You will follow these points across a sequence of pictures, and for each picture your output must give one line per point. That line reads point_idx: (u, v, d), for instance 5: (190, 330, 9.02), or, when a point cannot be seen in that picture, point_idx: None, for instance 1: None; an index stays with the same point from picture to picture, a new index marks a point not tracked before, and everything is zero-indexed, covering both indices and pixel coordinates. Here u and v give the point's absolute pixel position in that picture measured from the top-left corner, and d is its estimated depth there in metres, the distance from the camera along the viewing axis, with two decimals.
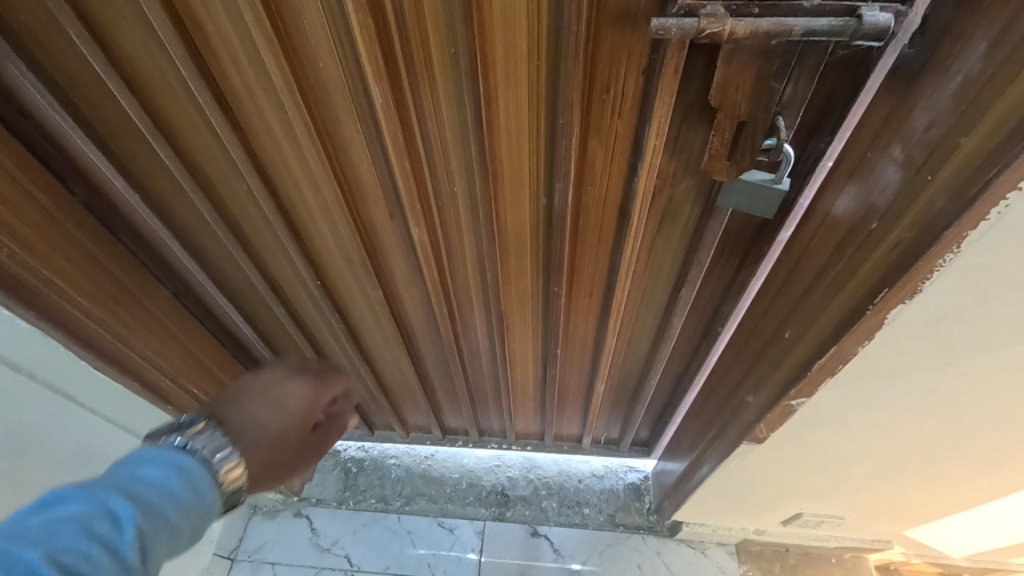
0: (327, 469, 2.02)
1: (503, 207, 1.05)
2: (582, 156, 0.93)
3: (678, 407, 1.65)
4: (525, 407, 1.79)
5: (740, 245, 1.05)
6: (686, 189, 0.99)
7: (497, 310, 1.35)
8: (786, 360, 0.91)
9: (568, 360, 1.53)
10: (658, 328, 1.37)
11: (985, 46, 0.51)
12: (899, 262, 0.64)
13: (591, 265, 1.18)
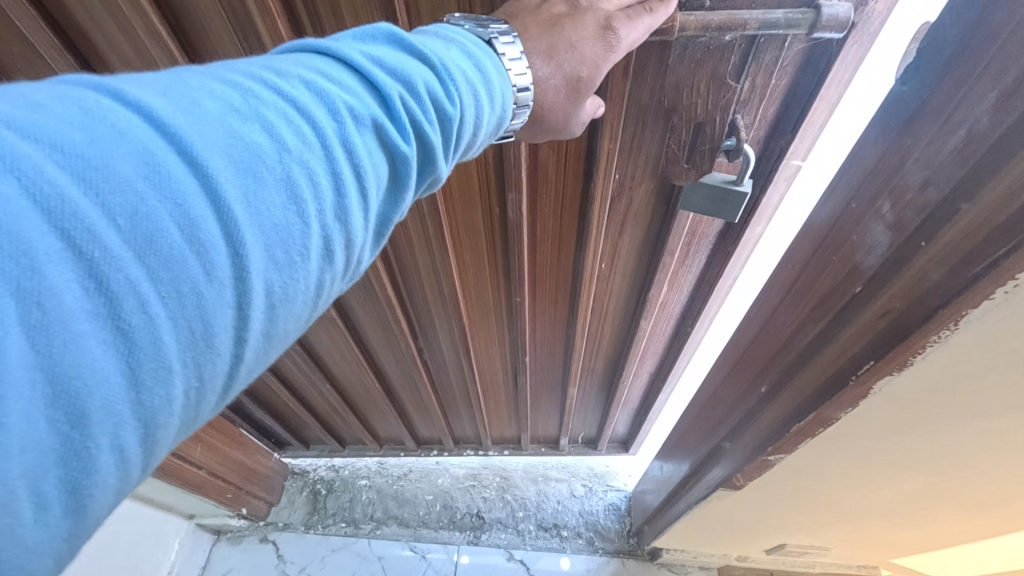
0: (295, 492, 1.95)
1: (455, 221, 1.01)
2: (531, 159, 0.86)
3: (654, 405, 1.65)
4: (500, 414, 1.73)
5: (702, 246, 1.00)
6: (645, 192, 0.91)
7: (459, 321, 1.29)
8: (764, 414, 0.82)
9: (538, 365, 1.49)
10: (628, 333, 1.32)
11: (994, 98, 0.40)
12: (888, 333, 0.54)
13: (551, 270, 1.13)
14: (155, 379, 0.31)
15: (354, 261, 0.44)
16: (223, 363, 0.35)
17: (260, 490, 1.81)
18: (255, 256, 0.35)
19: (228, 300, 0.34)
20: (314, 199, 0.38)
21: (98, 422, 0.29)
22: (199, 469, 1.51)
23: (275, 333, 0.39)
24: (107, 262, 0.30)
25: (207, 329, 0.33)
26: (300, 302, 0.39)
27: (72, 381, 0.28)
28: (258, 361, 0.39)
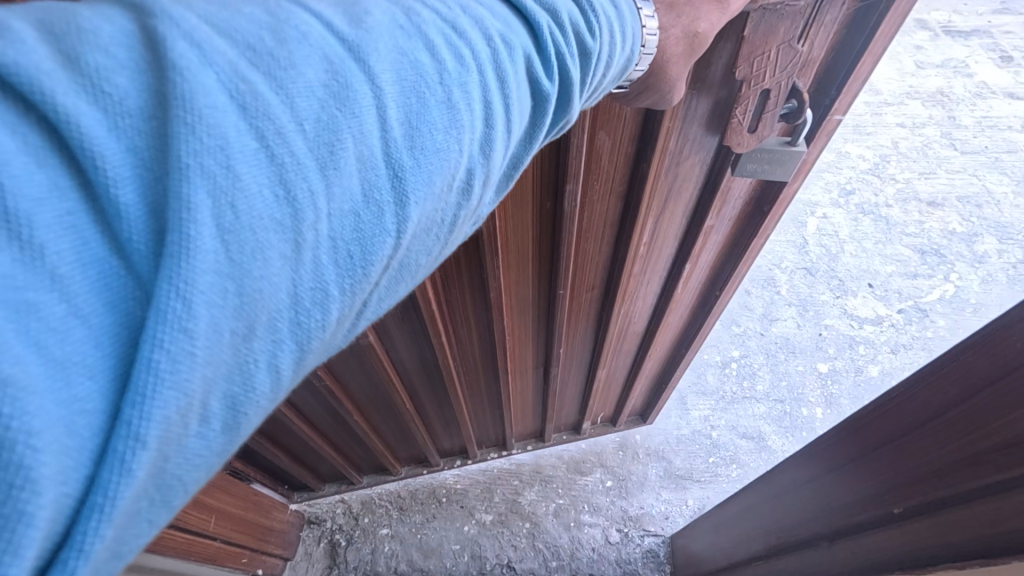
0: (312, 543, 1.83)
1: (506, 231, 1.00)
2: (588, 151, 0.89)
3: (674, 371, 1.79)
4: (523, 409, 1.76)
5: (738, 199, 1.14)
6: (693, 157, 0.98)
7: (499, 326, 1.24)
8: (885, 537, 0.70)
9: (566, 357, 1.52)
10: (658, 298, 1.42)
11: None
12: None
13: (593, 252, 1.15)
14: (315, 300, 0.30)
15: (480, 205, 0.43)
16: (368, 292, 0.34)
17: (277, 547, 1.68)
18: (411, 178, 0.33)
19: (385, 228, 0.33)
20: (467, 130, 0.36)
21: (263, 335, 0.28)
22: (214, 540, 1.35)
23: (405, 264, 0.38)
24: (291, 167, 0.29)
25: (365, 255, 0.32)
26: (431, 232, 0.38)
27: (254, 289, 0.27)
28: (385, 291, 0.38)
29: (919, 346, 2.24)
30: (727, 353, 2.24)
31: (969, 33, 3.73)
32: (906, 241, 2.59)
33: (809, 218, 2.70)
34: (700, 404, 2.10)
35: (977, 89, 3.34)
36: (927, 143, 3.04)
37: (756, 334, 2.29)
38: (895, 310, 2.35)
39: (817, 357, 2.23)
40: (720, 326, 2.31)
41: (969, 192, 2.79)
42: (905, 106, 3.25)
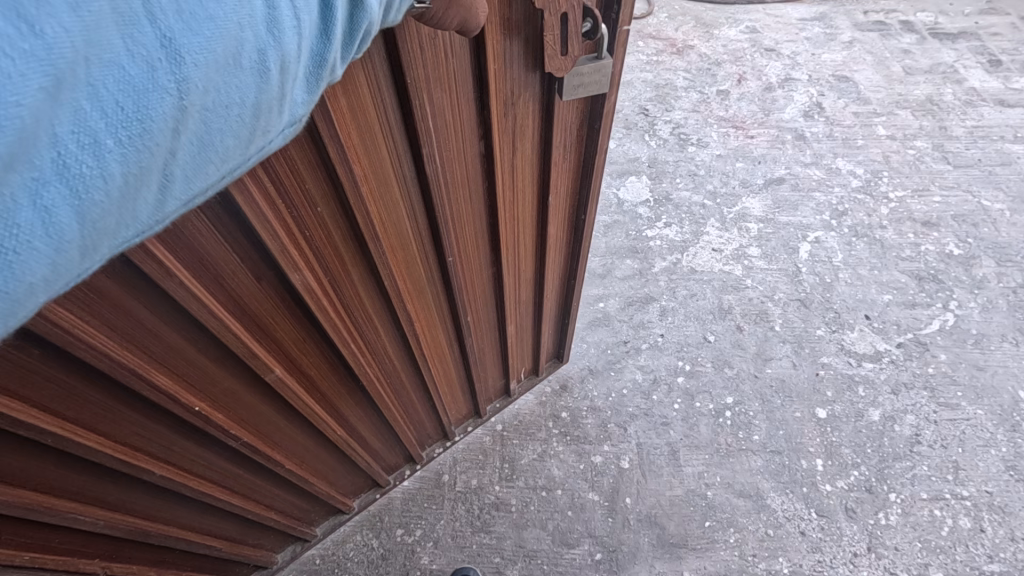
0: None
1: (379, 212, 1.15)
2: (432, 109, 1.06)
3: (574, 307, 1.98)
4: (451, 392, 1.85)
5: (575, 122, 1.38)
6: (525, 94, 1.21)
7: (401, 300, 1.36)
8: None
9: (475, 322, 1.66)
10: (539, 237, 1.61)
11: None
12: None
13: (466, 206, 1.33)
14: (82, 144, 0.37)
15: (285, 94, 0.53)
16: (161, 152, 0.43)
17: None
18: (189, 45, 0.42)
19: (164, 84, 0.41)
20: (241, 12, 0.46)
21: (25, 170, 0.34)
22: None
23: (207, 141, 0.48)
24: (43, 20, 0.34)
25: (139, 108, 0.40)
26: (231, 112, 0.48)
27: (21, 117, 0.32)
28: (191, 168, 0.48)
29: (920, 385, 2.11)
30: (720, 401, 2.09)
31: (957, 36, 3.62)
32: (902, 267, 2.46)
33: (802, 244, 2.56)
34: (692, 457, 1.96)
35: (967, 97, 3.23)
36: (919, 157, 2.92)
37: (749, 377, 2.15)
38: (894, 345, 2.22)
39: (815, 401, 2.08)
40: (712, 369, 2.17)
41: (965, 210, 2.67)
42: (894, 116, 3.13)
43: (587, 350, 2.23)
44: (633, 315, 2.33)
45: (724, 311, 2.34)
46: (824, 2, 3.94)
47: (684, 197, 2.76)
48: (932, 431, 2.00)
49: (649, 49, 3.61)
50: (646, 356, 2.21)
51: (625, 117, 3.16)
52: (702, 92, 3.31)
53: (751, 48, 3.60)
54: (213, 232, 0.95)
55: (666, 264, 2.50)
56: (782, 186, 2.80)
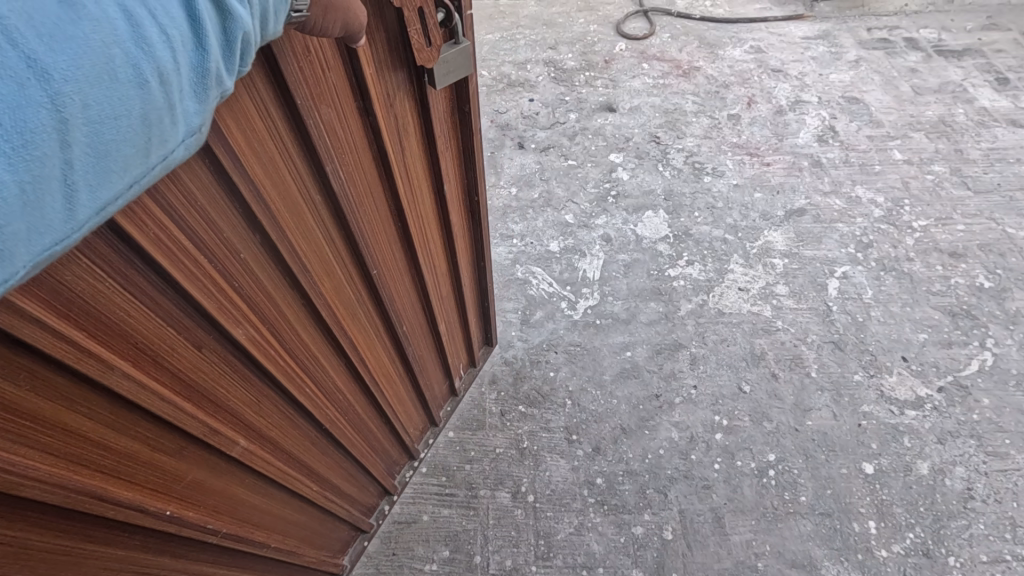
0: None
1: (305, 249, 1.05)
2: (325, 127, 0.96)
3: (487, 292, 1.99)
4: (406, 412, 1.78)
5: (445, 109, 1.34)
6: (400, 93, 1.13)
7: (342, 330, 1.26)
8: None
9: (411, 333, 1.59)
10: (446, 231, 1.56)
11: None
12: None
13: (380, 220, 1.24)
14: None
15: (175, 105, 0.48)
16: (50, 167, 0.39)
17: None
18: (48, 60, 0.38)
19: (37, 99, 0.37)
20: (102, 30, 0.41)
21: None
22: None
23: (103, 154, 0.43)
24: None
25: (17, 123, 0.36)
26: (121, 124, 0.43)
27: None
28: (94, 186, 0.43)
29: (967, 434, 2.02)
30: (762, 458, 1.98)
31: (962, 54, 3.58)
32: (934, 302, 2.39)
33: (830, 279, 2.47)
34: (739, 523, 1.85)
35: (979, 117, 3.18)
36: (938, 182, 2.85)
37: (789, 430, 2.04)
38: (935, 389, 2.13)
39: (860, 455, 1.98)
40: (750, 424, 2.06)
41: (991, 238, 2.60)
42: (908, 139, 3.07)
43: (618, 407, 2.10)
44: (662, 365, 2.21)
45: (757, 357, 2.23)
46: (826, 19, 3.88)
47: (704, 231, 2.66)
48: (984, 484, 1.91)
49: (655, 71, 3.51)
50: (680, 411, 2.09)
51: (636, 145, 3.05)
52: (712, 117, 3.22)
53: (757, 68, 3.53)
54: (143, 309, 0.80)
55: (692, 306, 2.39)
56: (803, 217, 2.71)
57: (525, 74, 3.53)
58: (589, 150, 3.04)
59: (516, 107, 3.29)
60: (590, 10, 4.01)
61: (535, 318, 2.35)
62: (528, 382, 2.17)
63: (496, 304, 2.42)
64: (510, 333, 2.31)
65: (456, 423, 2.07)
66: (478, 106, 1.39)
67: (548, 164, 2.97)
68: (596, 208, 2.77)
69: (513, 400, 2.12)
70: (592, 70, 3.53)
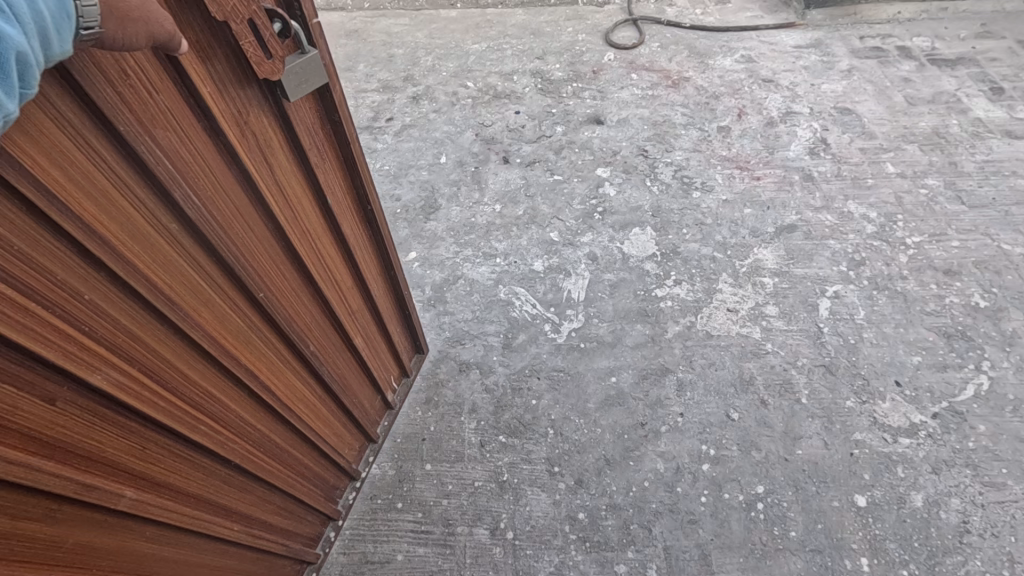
0: None
1: (166, 279, 1.04)
2: (164, 153, 0.95)
3: (406, 300, 1.99)
4: (331, 430, 1.77)
5: (314, 122, 1.33)
6: (254, 111, 1.12)
7: (228, 356, 1.25)
8: None
9: (319, 351, 1.57)
10: (342, 243, 1.56)
11: None
12: None
13: (255, 240, 1.23)
14: None
15: None
16: None
17: None
18: None
19: None
20: None
21: None
22: None
23: None
24: None
25: None
26: None
27: None
28: None
29: (962, 463, 1.95)
30: (751, 491, 1.90)
31: (955, 63, 3.52)
32: (928, 323, 2.32)
33: (821, 299, 2.40)
34: (726, 561, 1.78)
35: (974, 129, 3.12)
36: (932, 197, 2.79)
37: (779, 460, 1.97)
38: (930, 415, 2.06)
39: (853, 486, 1.91)
40: (738, 453, 1.99)
41: (986, 255, 2.54)
42: (902, 151, 3.01)
43: (602, 436, 2.03)
44: (648, 391, 2.14)
45: (746, 382, 2.16)
46: (819, 27, 3.82)
47: (692, 249, 2.59)
48: (981, 517, 1.84)
49: (644, 82, 3.45)
50: (666, 440, 2.02)
51: (624, 160, 2.99)
52: (702, 129, 3.15)
53: (748, 79, 3.46)
54: None
55: (680, 328, 2.32)
56: (794, 234, 2.64)
57: (511, 85, 3.46)
58: (575, 165, 2.97)
59: (501, 120, 3.22)
60: (578, 19, 3.94)
61: (517, 342, 2.28)
62: (510, 411, 2.10)
63: (478, 327, 2.34)
64: (491, 358, 2.24)
65: (433, 455, 2.00)
66: (349, 114, 1.39)
67: (533, 179, 2.90)
68: (582, 225, 2.70)
69: (494, 430, 2.05)
70: (580, 81, 3.47)
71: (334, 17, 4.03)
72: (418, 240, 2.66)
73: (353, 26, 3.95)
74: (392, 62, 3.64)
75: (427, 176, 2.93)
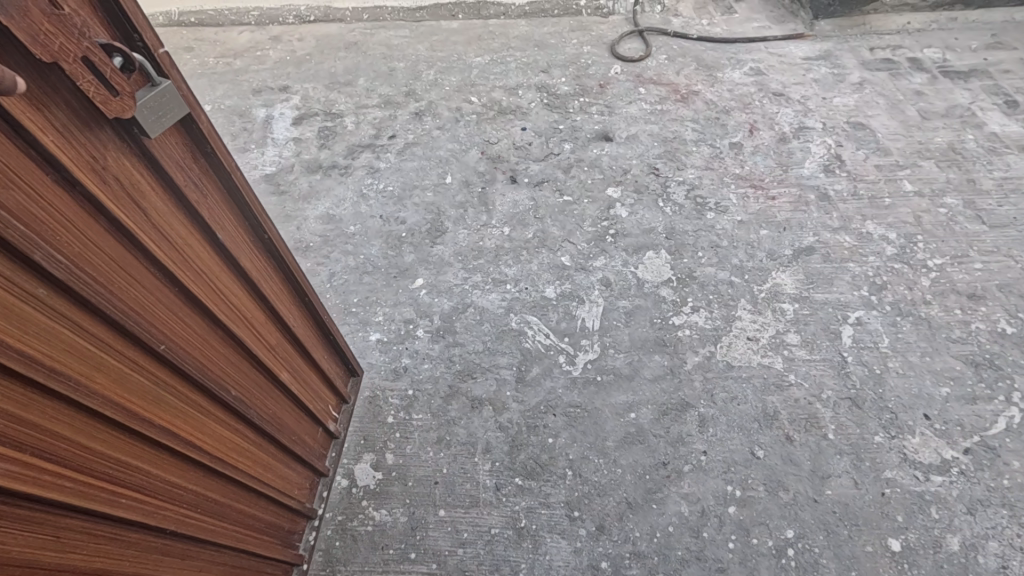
0: None
1: (46, 349, 0.95)
2: (11, 215, 0.87)
3: (330, 327, 1.91)
4: (276, 475, 1.69)
5: (189, 159, 1.24)
6: (111, 155, 1.04)
7: (141, 421, 1.15)
8: None
9: (242, 395, 1.49)
10: (247, 281, 1.47)
11: None
12: None
13: (142, 292, 1.14)
14: None
15: None
16: None
17: None
18: None
19: None
20: None
21: None
22: None
23: None
24: None
25: None
26: None
27: None
28: None
29: (998, 502, 1.87)
30: (780, 535, 1.82)
31: (968, 75, 3.46)
32: (954, 351, 2.25)
33: (844, 326, 2.33)
34: None
35: (990, 144, 3.05)
36: (951, 216, 2.72)
37: (808, 502, 1.89)
38: (961, 451, 1.99)
39: (886, 530, 1.83)
40: (766, 495, 1.90)
41: (1011, 278, 2.47)
42: (918, 168, 2.94)
43: (623, 477, 1.94)
44: (669, 428, 2.05)
45: (770, 417, 2.08)
46: (827, 38, 3.75)
47: (709, 273, 2.51)
48: (1021, 561, 1.77)
49: (652, 97, 3.36)
50: (689, 481, 1.93)
51: (634, 179, 2.90)
52: (714, 146, 3.07)
53: (758, 92, 3.38)
54: None
55: (699, 359, 2.23)
56: (813, 257, 2.57)
57: (516, 100, 3.37)
58: (584, 184, 2.89)
59: (507, 137, 3.13)
60: (582, 30, 3.85)
61: (530, 376, 2.19)
62: (526, 451, 2.00)
63: (489, 359, 2.24)
64: (504, 393, 2.14)
65: (446, 501, 1.90)
66: (225, 145, 1.30)
67: (542, 200, 2.81)
68: (594, 248, 2.61)
69: (509, 472, 1.95)
70: (587, 95, 3.38)
71: (332, 29, 3.91)
72: (424, 266, 2.56)
73: (352, 38, 3.84)
74: (393, 76, 3.54)
75: (432, 198, 2.84)
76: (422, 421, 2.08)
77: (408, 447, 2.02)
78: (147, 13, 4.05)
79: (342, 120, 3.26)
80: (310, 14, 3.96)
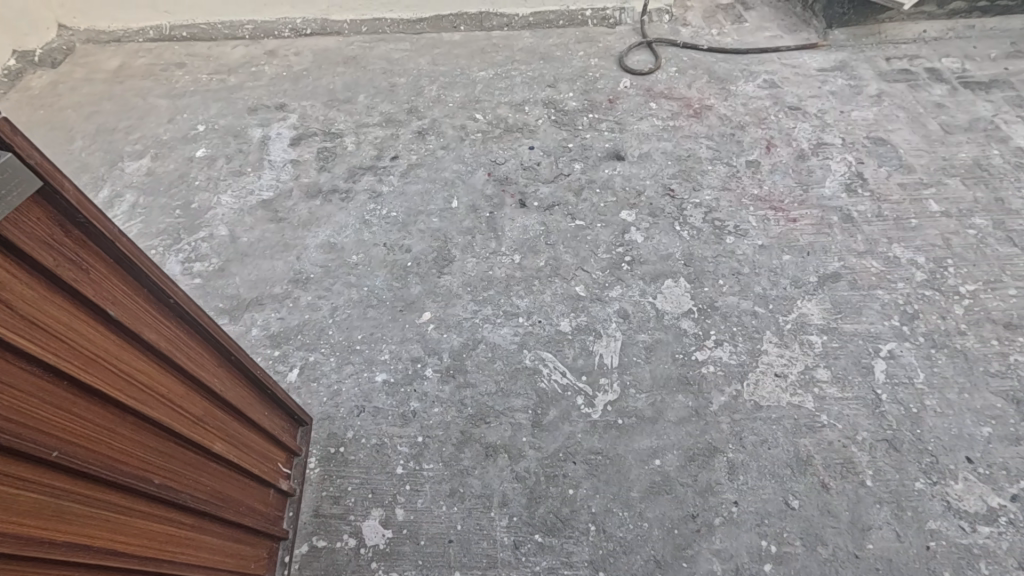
0: None
1: None
2: None
3: (265, 382, 1.77)
4: (224, 553, 1.55)
5: (64, 235, 1.08)
6: None
7: (40, 543, 1.01)
8: None
9: (167, 480, 1.33)
10: (155, 356, 1.31)
11: None
12: None
13: (20, 396, 0.98)
14: None
15: None
16: None
17: None
18: None
19: None
20: None
21: None
22: None
23: None
24: None
25: None
26: None
27: None
28: None
29: None
30: None
31: (989, 86, 3.34)
32: (994, 386, 2.13)
33: (876, 360, 2.20)
34: None
35: (1017, 159, 2.93)
36: (981, 238, 2.60)
37: (848, 558, 1.77)
38: (1008, 498, 1.87)
39: None
40: (803, 550, 1.78)
41: None
42: (944, 186, 2.82)
43: (649, 532, 1.82)
44: (697, 476, 1.93)
45: (804, 463, 1.96)
46: (842, 48, 3.63)
47: (731, 303, 2.38)
48: None
49: (664, 112, 3.24)
50: (721, 536, 1.81)
51: (649, 201, 2.77)
52: (730, 164, 2.95)
53: (773, 106, 3.26)
54: None
55: (725, 398, 2.11)
56: (839, 283, 2.45)
57: (523, 117, 3.24)
58: (597, 208, 2.76)
59: (514, 156, 3.01)
60: (589, 41, 3.73)
61: (547, 419, 2.06)
62: (545, 504, 1.88)
63: (503, 402, 2.12)
64: (519, 439, 2.02)
65: (461, 561, 1.78)
66: (104, 213, 1.14)
67: (553, 225, 2.69)
68: (609, 277, 2.49)
69: (528, 528, 1.83)
70: (595, 111, 3.25)
71: (330, 43, 3.78)
72: (432, 298, 2.43)
73: (351, 52, 3.70)
74: (394, 93, 3.41)
75: (438, 224, 2.70)
76: (434, 472, 1.95)
77: (420, 501, 1.90)
78: (130, 27, 3.88)
79: (341, 140, 3.13)
80: (307, 27, 3.82)
